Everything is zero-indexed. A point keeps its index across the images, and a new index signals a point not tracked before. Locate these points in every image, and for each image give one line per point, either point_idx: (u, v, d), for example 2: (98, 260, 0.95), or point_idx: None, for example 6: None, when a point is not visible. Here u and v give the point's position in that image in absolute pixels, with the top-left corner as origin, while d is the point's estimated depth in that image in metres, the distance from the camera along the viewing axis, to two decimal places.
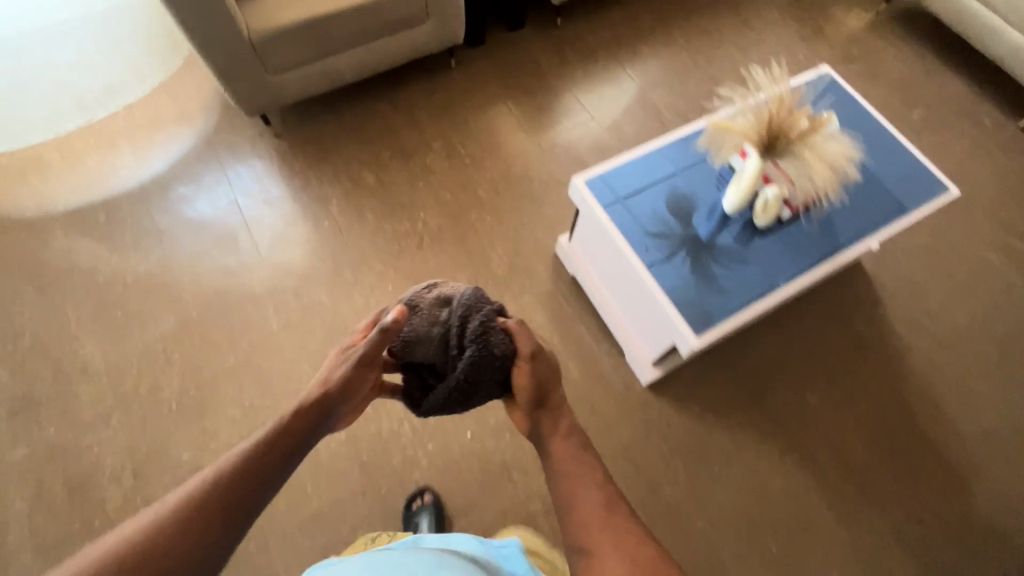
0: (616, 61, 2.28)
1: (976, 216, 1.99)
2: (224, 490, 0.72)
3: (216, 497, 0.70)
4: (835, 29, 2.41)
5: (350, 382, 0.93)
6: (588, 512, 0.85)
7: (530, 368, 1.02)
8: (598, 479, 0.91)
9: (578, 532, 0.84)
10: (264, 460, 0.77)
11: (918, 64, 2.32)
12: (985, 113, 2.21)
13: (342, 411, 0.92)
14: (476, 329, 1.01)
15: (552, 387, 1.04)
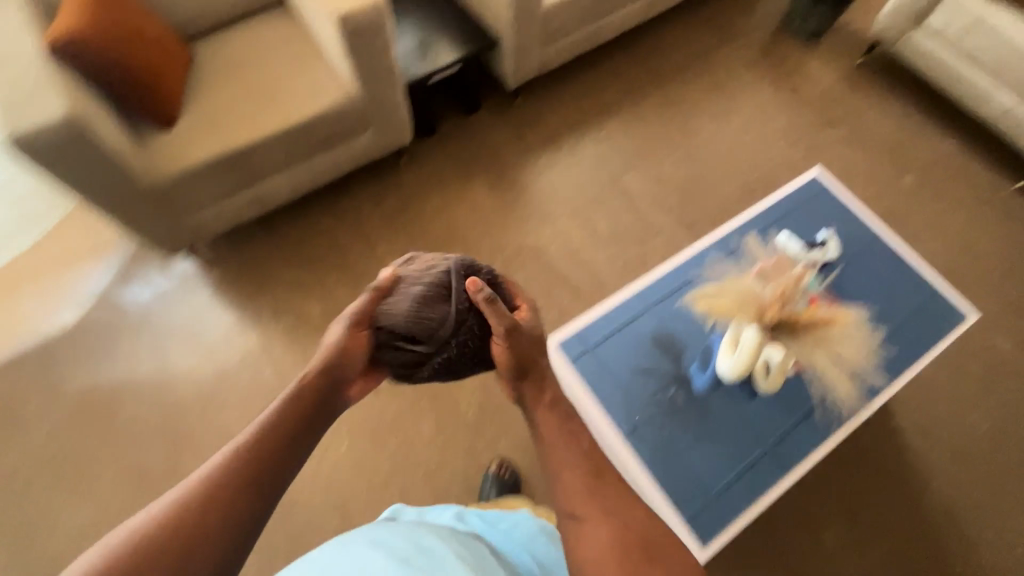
0: (582, 139, 2.07)
1: (981, 299, 1.84)
2: (237, 470, 0.73)
3: (231, 475, 0.72)
4: (814, 87, 2.24)
5: (348, 347, 0.92)
6: (575, 484, 0.80)
7: (511, 343, 0.92)
8: (587, 445, 0.86)
9: (569, 498, 0.80)
10: (281, 428, 0.79)
11: (904, 121, 2.16)
12: (979, 175, 2.05)
13: (350, 375, 0.92)
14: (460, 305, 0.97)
15: (536, 355, 0.94)
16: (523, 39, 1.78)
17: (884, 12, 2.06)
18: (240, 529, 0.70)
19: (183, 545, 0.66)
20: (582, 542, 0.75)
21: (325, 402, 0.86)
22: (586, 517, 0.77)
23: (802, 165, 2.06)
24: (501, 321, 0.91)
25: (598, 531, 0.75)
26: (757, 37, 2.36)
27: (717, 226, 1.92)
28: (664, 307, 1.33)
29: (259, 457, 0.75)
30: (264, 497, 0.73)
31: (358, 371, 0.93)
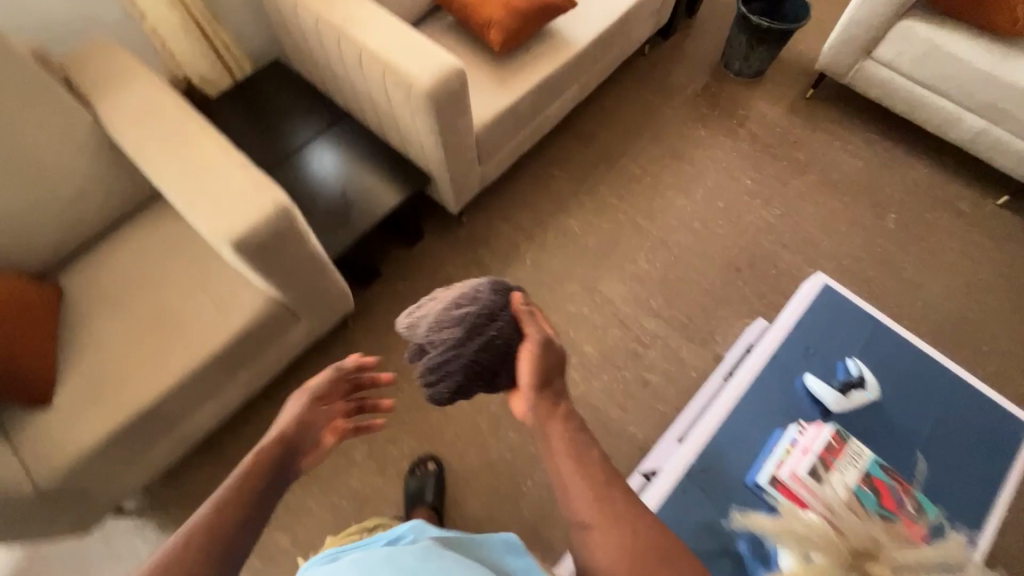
0: (544, 248, 1.84)
1: (1000, 341, 1.70)
2: (194, 552, 0.57)
3: (183, 568, 0.56)
4: (771, 132, 2.08)
5: (307, 421, 0.80)
6: (581, 488, 0.75)
7: (539, 352, 0.89)
8: (595, 454, 0.79)
9: (575, 509, 0.75)
10: (240, 505, 0.63)
11: (871, 154, 2.03)
12: (958, 198, 1.93)
13: (308, 449, 0.78)
14: (480, 315, 0.94)
15: (557, 373, 0.88)
16: (458, 170, 1.53)
17: (827, 48, 1.94)
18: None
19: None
20: (590, 553, 0.72)
21: (284, 476, 0.72)
22: (594, 524, 0.72)
23: (782, 227, 1.89)
24: (536, 329, 0.91)
25: (607, 541, 0.71)
26: (700, 87, 2.19)
27: (711, 323, 1.72)
28: (717, 476, 1.08)
29: (220, 536, 0.60)
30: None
31: (318, 450, 0.80)
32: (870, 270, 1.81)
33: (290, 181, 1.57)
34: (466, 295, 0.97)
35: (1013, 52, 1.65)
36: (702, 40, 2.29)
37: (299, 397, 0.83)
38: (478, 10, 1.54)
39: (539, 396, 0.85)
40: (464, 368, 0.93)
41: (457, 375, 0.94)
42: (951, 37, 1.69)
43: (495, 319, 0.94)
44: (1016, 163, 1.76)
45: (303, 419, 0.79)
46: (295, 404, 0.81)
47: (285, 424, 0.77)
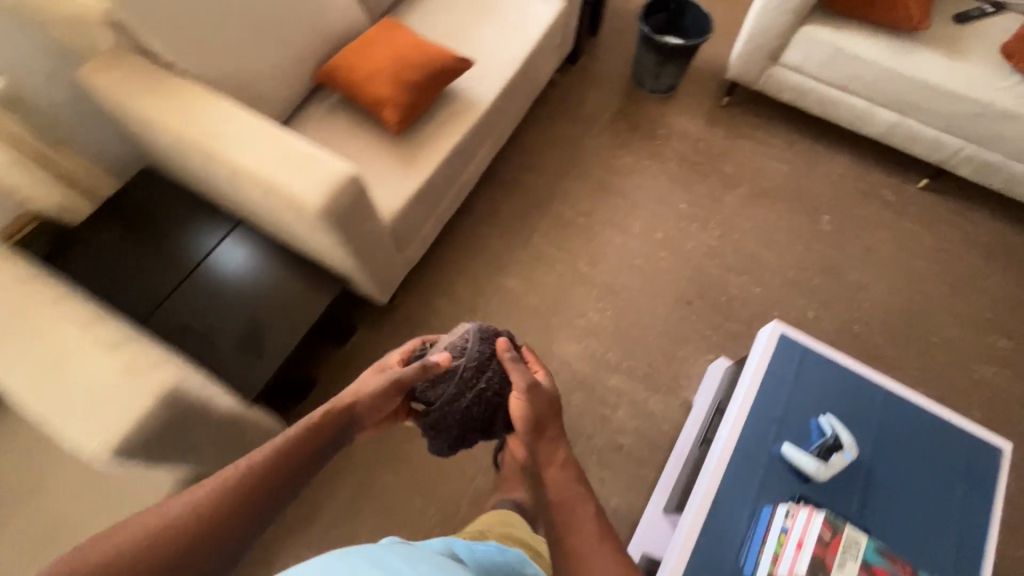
0: (489, 317, 1.72)
1: (946, 327, 1.72)
2: (270, 469, 0.70)
3: (261, 478, 0.69)
4: (695, 147, 2.03)
5: (376, 398, 0.90)
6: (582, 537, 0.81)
7: (527, 401, 0.95)
8: (590, 509, 0.86)
9: (572, 555, 0.80)
10: (309, 449, 0.76)
11: (794, 154, 2.02)
12: (881, 187, 1.95)
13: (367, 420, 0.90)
14: (469, 366, 1.04)
15: (552, 419, 0.97)
16: (377, 267, 1.37)
17: (735, 57, 1.89)
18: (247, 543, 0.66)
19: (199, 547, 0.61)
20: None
21: (341, 439, 0.83)
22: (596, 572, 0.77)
23: (724, 248, 1.84)
24: (520, 377, 0.96)
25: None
26: (617, 110, 2.11)
27: (673, 366, 1.66)
28: None
29: (281, 477, 0.71)
30: (270, 513, 0.69)
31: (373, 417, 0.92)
32: (815, 278, 1.79)
33: (197, 305, 1.34)
34: (455, 349, 1.06)
35: (913, 44, 1.65)
36: (609, 60, 2.21)
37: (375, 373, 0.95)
38: (363, 88, 1.37)
39: (535, 443, 0.94)
40: (460, 419, 1.05)
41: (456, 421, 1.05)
42: (852, 37, 1.67)
43: (484, 369, 1.04)
44: (931, 150, 1.77)
45: (377, 394, 0.90)
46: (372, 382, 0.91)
47: (365, 393, 0.88)
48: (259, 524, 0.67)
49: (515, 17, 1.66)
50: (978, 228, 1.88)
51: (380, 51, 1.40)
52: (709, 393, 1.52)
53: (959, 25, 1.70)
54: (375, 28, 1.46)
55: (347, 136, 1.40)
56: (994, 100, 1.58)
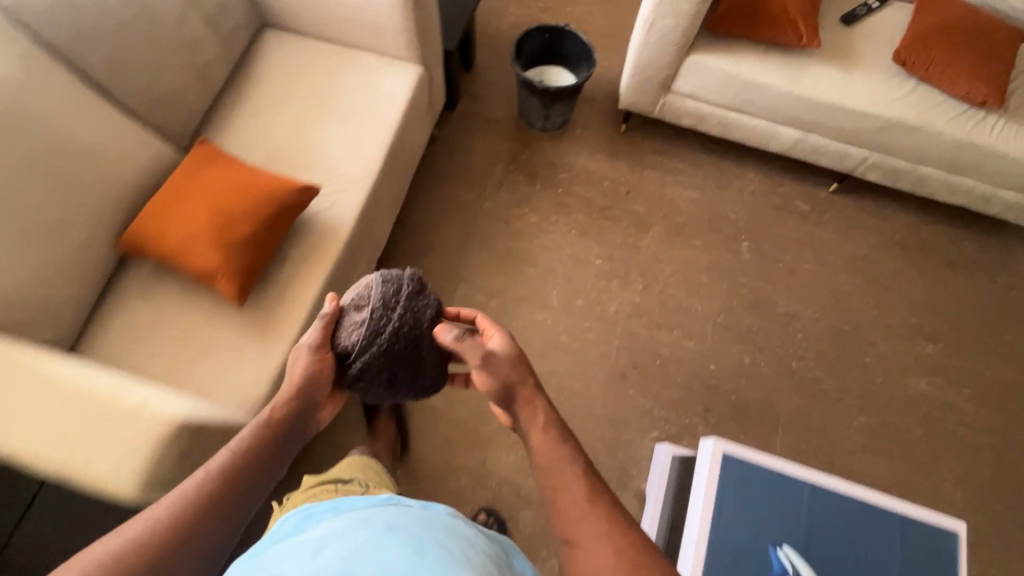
0: (411, 443, 1.52)
1: (876, 343, 1.69)
2: (232, 469, 0.77)
3: (226, 477, 0.76)
4: (601, 187, 1.85)
5: (319, 379, 0.92)
6: (575, 503, 0.76)
7: (489, 366, 0.88)
8: (578, 468, 0.81)
9: (566, 519, 0.76)
10: (265, 443, 0.82)
11: (704, 178, 1.88)
12: (794, 198, 1.87)
13: (320, 400, 0.93)
14: (376, 310, 0.93)
15: (522, 379, 0.89)
16: None
17: (624, 88, 1.69)
18: (216, 544, 0.71)
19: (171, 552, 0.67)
20: (585, 566, 0.71)
21: (297, 431, 0.88)
22: (586, 544, 0.72)
23: (650, 303, 1.71)
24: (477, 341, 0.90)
25: (596, 549, 0.71)
26: (510, 157, 1.88)
27: (618, 454, 1.54)
28: None
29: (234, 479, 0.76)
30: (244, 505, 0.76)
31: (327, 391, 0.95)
32: (745, 317, 1.70)
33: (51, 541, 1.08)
34: (364, 293, 0.95)
35: (807, 62, 1.51)
36: (491, 101, 1.96)
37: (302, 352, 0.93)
38: (184, 259, 1.09)
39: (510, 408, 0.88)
40: (383, 364, 0.93)
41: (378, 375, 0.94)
42: (744, 60, 1.51)
43: (392, 308, 0.93)
44: (838, 162, 1.67)
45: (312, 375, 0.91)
46: (301, 361, 0.91)
47: (302, 377, 0.90)
48: (224, 522, 0.73)
49: (364, 104, 1.40)
50: (890, 227, 1.84)
51: (195, 201, 1.12)
52: (663, 490, 1.38)
53: (847, 26, 1.58)
54: (186, 167, 1.16)
55: (177, 318, 1.12)
56: (895, 111, 1.49)
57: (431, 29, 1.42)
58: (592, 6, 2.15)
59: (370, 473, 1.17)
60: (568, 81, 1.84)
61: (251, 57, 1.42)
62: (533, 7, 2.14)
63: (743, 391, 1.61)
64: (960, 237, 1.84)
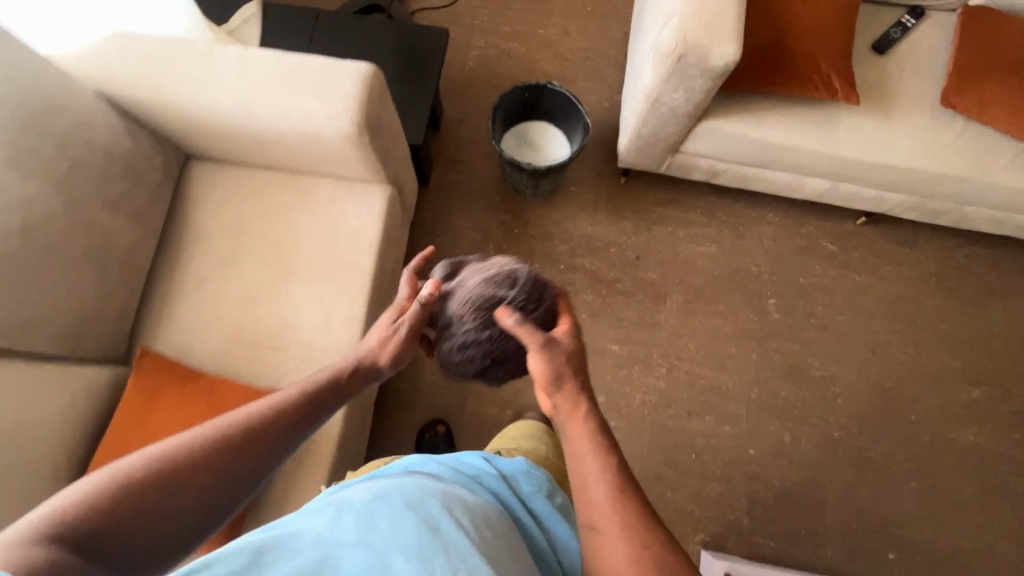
0: None
1: (918, 395, 1.58)
2: (279, 421, 0.75)
3: (271, 426, 0.74)
4: (607, 256, 1.65)
5: (396, 353, 0.88)
6: (601, 494, 0.69)
7: (554, 355, 0.77)
8: (615, 463, 0.72)
9: (590, 509, 0.69)
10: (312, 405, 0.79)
11: (719, 227, 1.68)
12: (819, 237, 1.68)
13: (383, 372, 0.88)
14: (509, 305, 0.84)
15: (583, 371, 0.79)
16: None
17: (623, 149, 1.45)
18: (225, 491, 0.69)
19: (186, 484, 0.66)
20: (600, 561, 0.66)
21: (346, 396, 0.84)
22: (608, 534, 0.67)
23: (675, 387, 1.56)
24: (566, 338, 0.80)
25: (615, 549, 0.66)
26: (501, 232, 1.65)
27: None
28: None
29: (277, 429, 0.74)
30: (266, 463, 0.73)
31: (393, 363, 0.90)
32: (780, 389, 1.56)
33: None
34: (504, 280, 0.87)
35: (838, 115, 1.28)
36: (472, 165, 1.71)
37: (397, 325, 0.88)
38: None
39: (560, 397, 0.77)
40: (479, 349, 0.85)
41: (469, 355, 0.86)
42: (766, 120, 1.27)
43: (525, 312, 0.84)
44: (873, 206, 1.48)
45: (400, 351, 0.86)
46: (396, 331, 0.87)
47: (383, 344, 0.87)
48: (261, 459, 0.72)
49: (331, 248, 1.17)
50: (925, 259, 1.67)
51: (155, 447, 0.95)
52: None
53: (881, 54, 1.34)
54: (137, 395, 0.98)
55: None
56: (940, 163, 1.28)
57: (397, 143, 1.18)
58: (571, 27, 1.85)
59: None
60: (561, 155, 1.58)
61: (182, 206, 1.16)
62: (504, 38, 1.84)
63: (785, 474, 1.50)
64: (1000, 260, 1.68)
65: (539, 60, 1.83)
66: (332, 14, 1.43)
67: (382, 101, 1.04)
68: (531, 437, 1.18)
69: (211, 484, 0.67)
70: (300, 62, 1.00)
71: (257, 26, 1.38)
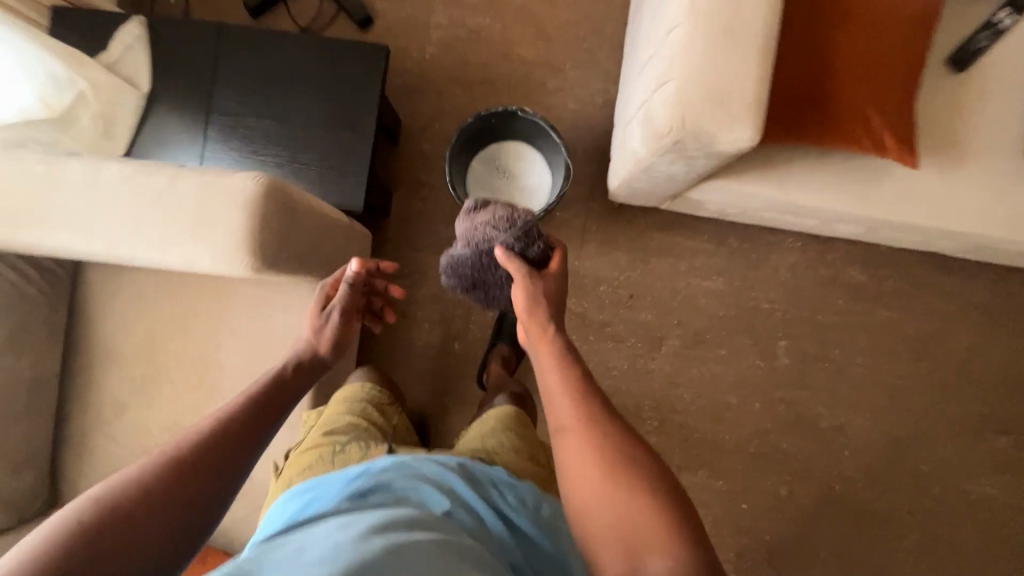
0: None
1: (936, 442, 1.44)
2: (241, 420, 0.69)
3: (236, 426, 0.67)
4: (597, 295, 1.45)
5: (338, 337, 0.88)
6: (561, 395, 0.73)
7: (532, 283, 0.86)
8: (579, 371, 0.76)
9: (554, 412, 0.73)
10: (271, 399, 0.74)
11: (729, 256, 1.45)
12: (847, 265, 1.44)
13: (327, 361, 0.88)
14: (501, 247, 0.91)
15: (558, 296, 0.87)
16: None
17: (615, 193, 1.19)
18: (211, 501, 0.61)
19: (155, 505, 0.58)
20: (566, 457, 0.69)
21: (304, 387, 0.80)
22: (570, 429, 0.70)
23: (668, 440, 1.45)
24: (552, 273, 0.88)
25: (576, 444, 0.68)
26: None
27: None
28: None
29: (242, 429, 0.68)
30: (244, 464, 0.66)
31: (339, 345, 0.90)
32: (782, 440, 1.44)
33: None
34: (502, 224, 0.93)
35: (882, 164, 1.00)
36: (438, 188, 1.46)
37: (327, 315, 0.88)
38: None
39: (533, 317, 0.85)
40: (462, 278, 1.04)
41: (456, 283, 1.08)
42: (789, 176, 1.00)
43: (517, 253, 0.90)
44: (926, 248, 1.20)
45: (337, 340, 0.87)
46: (328, 323, 0.87)
47: (317, 336, 0.86)
48: (235, 459, 0.65)
49: (263, 360, 1.00)
50: (967, 287, 1.45)
51: None
52: None
53: (958, 72, 1.01)
54: None
55: None
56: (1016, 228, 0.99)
57: (326, 225, 0.97)
58: None
59: (338, 442, 0.79)
60: (541, 189, 1.33)
61: (81, 320, 1.00)
62: (471, 12, 1.47)
63: (779, 527, 1.43)
64: None
65: (516, 41, 1.47)
66: (238, 30, 1.13)
67: (287, 211, 0.82)
68: (510, 432, 0.91)
69: (190, 494, 0.60)
70: (170, 178, 0.77)
71: (145, 52, 1.12)
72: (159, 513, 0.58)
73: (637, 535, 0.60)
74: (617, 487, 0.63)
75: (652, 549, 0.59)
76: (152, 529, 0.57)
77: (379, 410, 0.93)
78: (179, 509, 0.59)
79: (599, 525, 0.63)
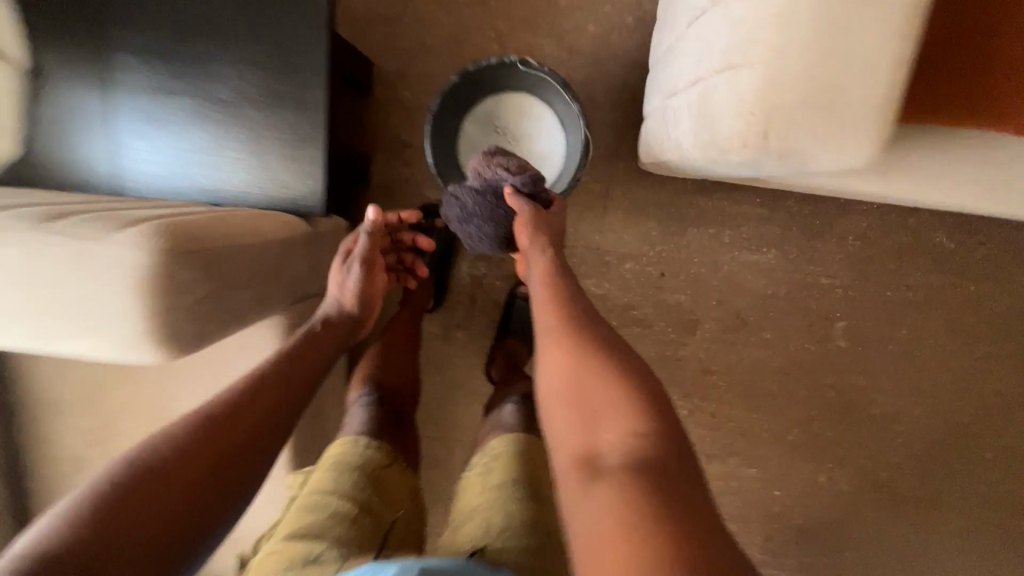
0: None
1: (1007, 432, 1.27)
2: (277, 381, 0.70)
3: (272, 388, 0.68)
4: (621, 273, 1.24)
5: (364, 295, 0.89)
6: (543, 299, 0.77)
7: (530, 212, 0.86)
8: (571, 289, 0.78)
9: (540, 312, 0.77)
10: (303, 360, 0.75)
11: (784, 224, 1.21)
12: (930, 233, 1.19)
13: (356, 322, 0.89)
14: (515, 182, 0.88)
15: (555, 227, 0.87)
16: None
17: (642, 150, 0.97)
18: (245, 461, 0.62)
19: (189, 466, 0.57)
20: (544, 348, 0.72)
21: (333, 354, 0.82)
22: (549, 324, 0.74)
23: (696, 427, 1.31)
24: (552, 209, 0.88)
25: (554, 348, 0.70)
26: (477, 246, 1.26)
27: None
28: None
29: (276, 388, 0.69)
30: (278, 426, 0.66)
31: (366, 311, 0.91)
32: (826, 427, 1.29)
33: None
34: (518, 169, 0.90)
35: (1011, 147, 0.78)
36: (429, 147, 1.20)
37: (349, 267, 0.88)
38: None
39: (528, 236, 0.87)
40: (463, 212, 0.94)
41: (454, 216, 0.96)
42: (895, 171, 0.86)
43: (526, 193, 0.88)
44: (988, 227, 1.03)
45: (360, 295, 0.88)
46: (352, 276, 0.87)
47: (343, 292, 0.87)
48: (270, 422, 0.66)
49: None
50: None
51: None
52: None
53: None
54: None
55: None
56: None
57: (266, 257, 0.75)
58: None
59: (310, 538, 0.65)
60: (555, 154, 1.06)
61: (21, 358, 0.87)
62: None
63: (812, 512, 1.33)
64: None
65: None
66: None
67: (208, 265, 0.62)
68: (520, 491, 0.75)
69: (223, 452, 0.60)
70: (28, 253, 0.57)
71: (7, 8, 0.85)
72: (195, 471, 0.57)
73: (596, 434, 0.61)
74: (578, 378, 0.65)
75: (609, 444, 0.59)
76: (186, 488, 0.56)
77: (373, 485, 0.75)
78: (214, 470, 0.59)
79: (563, 431, 0.64)
